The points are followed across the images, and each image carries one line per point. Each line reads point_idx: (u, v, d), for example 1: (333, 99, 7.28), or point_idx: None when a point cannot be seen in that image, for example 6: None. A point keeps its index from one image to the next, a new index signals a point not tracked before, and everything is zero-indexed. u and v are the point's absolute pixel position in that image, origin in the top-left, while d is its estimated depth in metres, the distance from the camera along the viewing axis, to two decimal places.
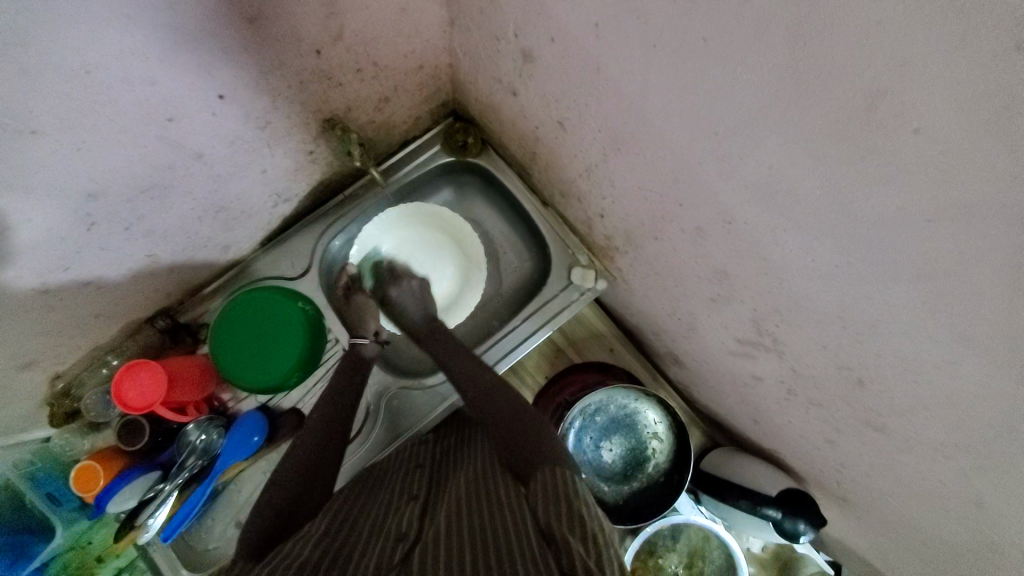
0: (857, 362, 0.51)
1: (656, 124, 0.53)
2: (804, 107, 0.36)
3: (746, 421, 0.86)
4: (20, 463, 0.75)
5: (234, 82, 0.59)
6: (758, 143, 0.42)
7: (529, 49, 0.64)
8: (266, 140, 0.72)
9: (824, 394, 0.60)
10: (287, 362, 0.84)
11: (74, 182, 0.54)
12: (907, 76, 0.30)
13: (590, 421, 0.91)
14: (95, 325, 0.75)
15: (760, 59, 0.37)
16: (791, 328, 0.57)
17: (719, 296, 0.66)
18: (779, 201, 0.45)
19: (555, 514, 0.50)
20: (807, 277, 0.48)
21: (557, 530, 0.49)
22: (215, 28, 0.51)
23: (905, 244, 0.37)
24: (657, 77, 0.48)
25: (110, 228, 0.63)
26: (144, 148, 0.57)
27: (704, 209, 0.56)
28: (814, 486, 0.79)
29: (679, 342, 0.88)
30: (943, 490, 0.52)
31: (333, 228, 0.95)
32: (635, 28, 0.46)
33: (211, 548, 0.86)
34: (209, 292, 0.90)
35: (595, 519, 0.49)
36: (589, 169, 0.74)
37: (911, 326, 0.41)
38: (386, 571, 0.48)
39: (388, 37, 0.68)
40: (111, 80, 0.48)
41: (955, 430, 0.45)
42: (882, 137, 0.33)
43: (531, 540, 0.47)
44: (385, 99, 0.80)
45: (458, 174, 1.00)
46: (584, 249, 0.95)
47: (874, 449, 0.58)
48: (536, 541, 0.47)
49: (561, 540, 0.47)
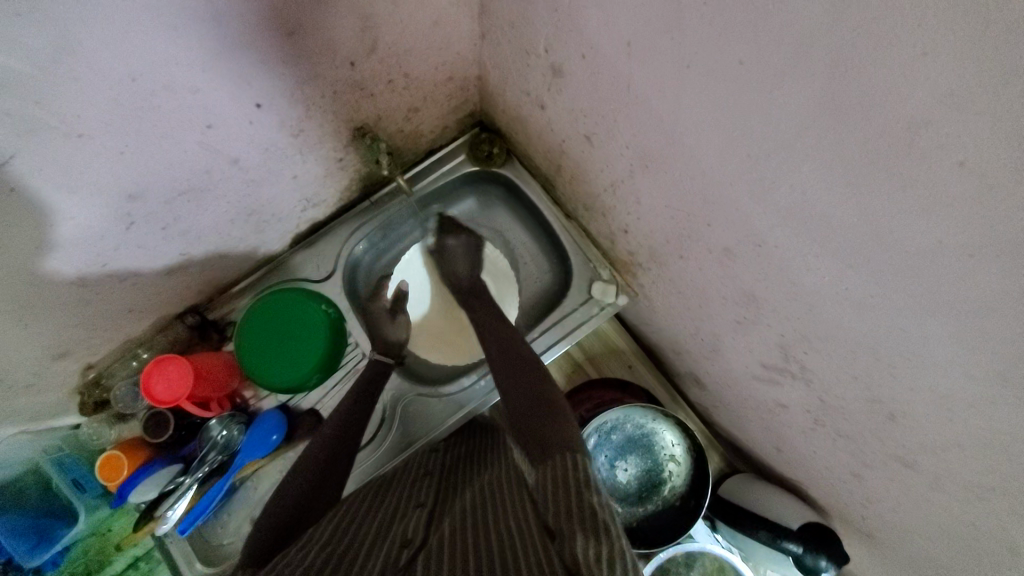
0: (889, 396, 0.49)
1: (685, 142, 0.52)
2: (841, 132, 0.35)
3: (768, 448, 0.84)
4: (50, 449, 0.77)
5: (270, 91, 0.61)
6: (792, 166, 0.41)
7: (559, 64, 0.64)
8: (299, 147, 0.74)
9: (852, 426, 0.58)
10: (308, 362, 0.85)
11: (117, 184, 0.57)
12: (952, 107, 0.28)
13: (606, 439, 0.89)
14: (129, 319, 0.78)
15: (797, 82, 0.36)
16: (820, 356, 0.55)
17: (744, 318, 0.65)
18: (812, 226, 0.43)
19: (554, 516, 0.49)
20: (838, 306, 0.47)
21: (555, 531, 0.48)
22: (255, 40, 0.53)
23: (944, 278, 0.35)
24: (689, 96, 0.47)
25: (148, 228, 0.65)
26: (183, 153, 0.60)
27: (732, 230, 0.54)
28: (838, 521, 0.76)
29: (701, 362, 0.85)
30: (979, 538, 0.49)
31: (358, 232, 0.97)
32: (668, 47, 0.45)
33: (225, 544, 0.87)
34: (236, 291, 0.93)
35: (597, 516, 0.48)
36: (614, 184, 0.73)
37: (949, 363, 0.39)
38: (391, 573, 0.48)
39: (420, 49, 0.69)
40: (155, 88, 0.50)
41: (993, 475, 0.43)
42: (924, 167, 0.32)
43: (532, 545, 0.47)
44: (415, 109, 0.82)
45: (483, 184, 1.01)
46: (606, 264, 0.94)
47: (904, 487, 0.56)
48: (538, 547, 0.46)
49: (559, 540, 0.46)
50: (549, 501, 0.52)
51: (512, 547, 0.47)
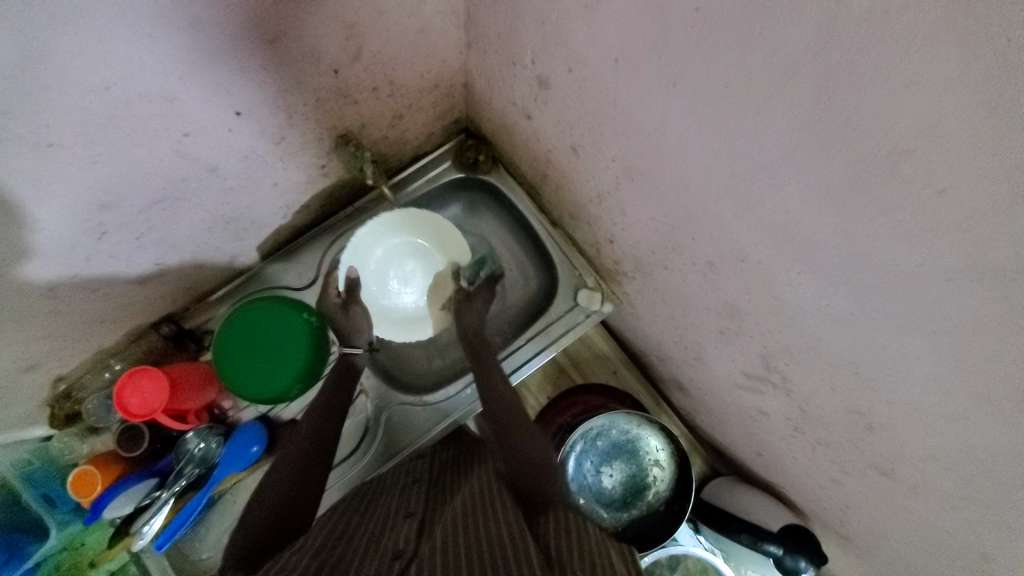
0: (867, 408, 0.50)
1: (672, 158, 0.52)
2: (824, 157, 0.36)
3: (749, 453, 0.85)
4: (18, 463, 0.74)
5: (251, 98, 0.60)
6: (776, 187, 0.42)
7: (546, 76, 0.64)
8: (280, 154, 0.72)
9: (831, 435, 0.59)
10: (289, 372, 0.83)
11: (89, 193, 0.54)
12: (932, 138, 0.29)
13: (591, 446, 0.90)
14: (101, 330, 0.75)
15: (783, 107, 0.36)
16: (801, 368, 0.56)
17: (727, 329, 0.66)
18: (795, 245, 0.44)
19: (559, 554, 0.49)
20: (819, 321, 0.48)
21: (558, 563, 0.48)
22: (236, 48, 0.51)
23: (923, 299, 0.36)
24: (676, 114, 0.47)
25: (121, 237, 0.63)
26: (160, 160, 0.58)
27: (716, 245, 0.55)
28: (817, 523, 0.78)
29: (685, 369, 0.87)
30: (951, 542, 0.51)
31: (341, 239, 0.95)
32: (655, 67, 0.46)
33: (203, 557, 0.85)
34: (215, 299, 0.90)
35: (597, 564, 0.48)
36: (601, 195, 0.73)
37: (926, 379, 0.41)
38: None
39: (406, 57, 0.68)
40: (130, 96, 0.48)
41: (967, 484, 0.44)
42: (905, 194, 0.32)
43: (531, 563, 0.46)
44: (400, 116, 0.80)
45: (469, 190, 1.01)
46: (591, 271, 0.95)
47: (882, 494, 0.57)
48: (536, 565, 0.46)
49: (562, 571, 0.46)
50: (557, 544, 0.52)
51: (509, 562, 0.46)
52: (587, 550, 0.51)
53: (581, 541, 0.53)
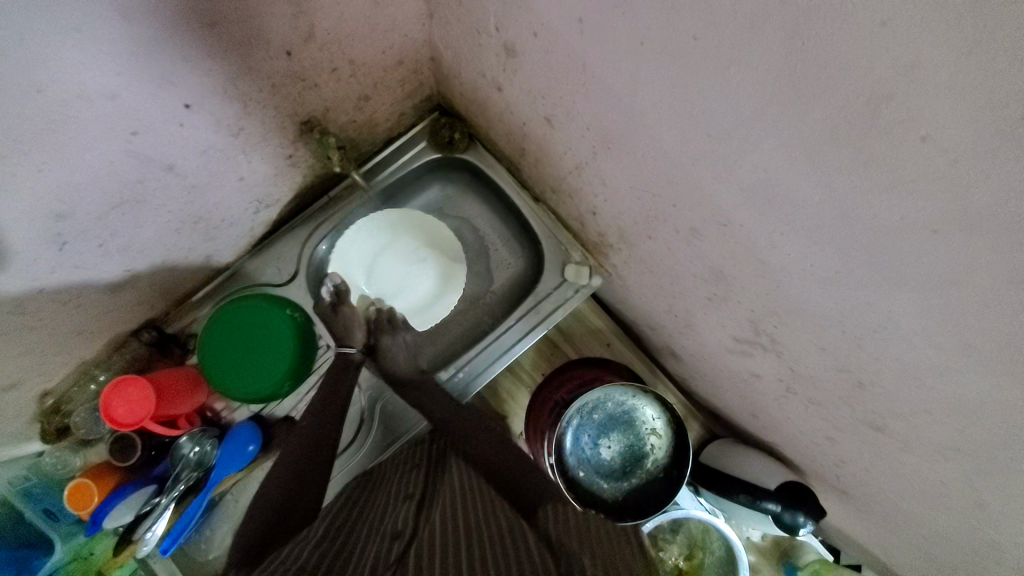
0: (857, 365, 0.49)
1: (646, 123, 0.50)
2: (802, 111, 0.34)
3: (745, 415, 0.85)
4: (16, 480, 0.73)
5: (201, 89, 0.56)
6: (754, 145, 0.40)
7: (512, 43, 0.61)
8: (242, 146, 0.69)
9: (823, 394, 0.59)
10: (277, 370, 0.81)
11: (40, 203, 0.52)
12: (913, 80, 0.27)
13: (587, 420, 0.90)
14: (80, 342, 0.73)
15: (755, 60, 0.34)
16: (789, 329, 0.55)
17: (715, 295, 0.65)
18: (776, 206, 0.42)
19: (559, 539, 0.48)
20: (805, 281, 0.47)
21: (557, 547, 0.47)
22: (178, 35, 0.48)
23: (908, 252, 0.35)
24: (646, 74, 0.45)
25: (83, 246, 0.61)
26: (109, 163, 0.55)
27: (697, 210, 0.53)
28: (812, 478, 0.79)
29: (677, 338, 0.86)
30: (944, 490, 0.51)
31: (319, 231, 0.93)
32: (620, 24, 0.43)
33: (208, 558, 0.86)
34: (195, 301, 0.89)
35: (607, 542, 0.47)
36: (579, 166, 0.71)
37: (914, 333, 0.40)
38: (383, 567, 0.47)
39: (363, 32, 0.64)
40: (66, 98, 0.45)
41: (958, 434, 0.44)
42: (886, 143, 0.31)
43: (530, 549, 0.47)
44: (366, 97, 0.77)
45: (446, 171, 0.98)
46: (577, 246, 0.93)
47: (875, 448, 0.57)
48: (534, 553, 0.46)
49: (559, 553, 0.46)
50: (558, 531, 0.51)
51: (508, 551, 0.47)
52: (592, 539, 0.49)
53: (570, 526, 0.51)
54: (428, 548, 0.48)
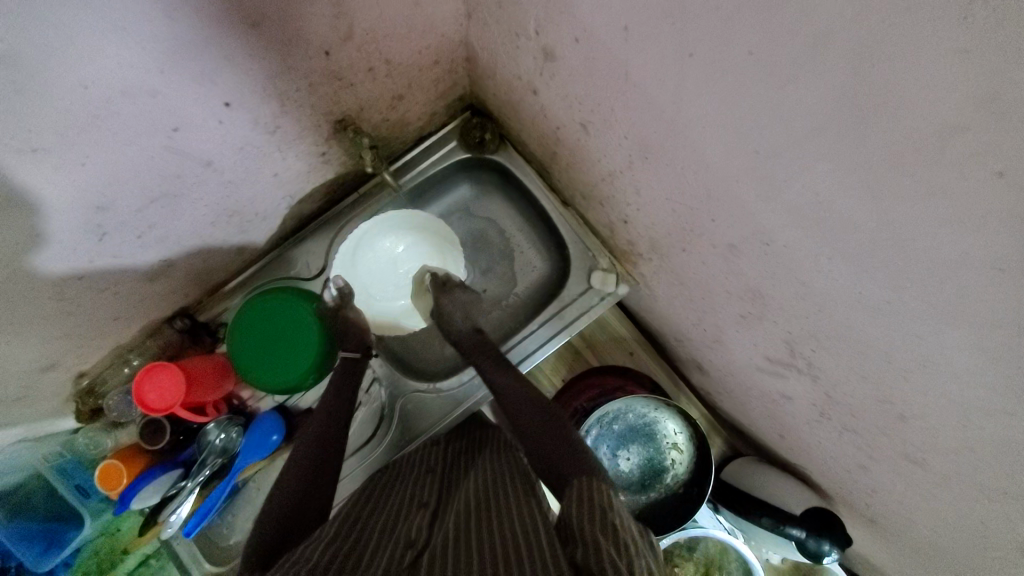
0: (901, 399, 0.47)
1: (688, 136, 0.49)
2: (862, 135, 0.32)
3: (771, 435, 0.83)
4: (50, 456, 0.77)
5: (239, 87, 0.57)
6: (807, 165, 0.38)
7: (550, 47, 0.59)
8: (276, 144, 0.70)
9: (859, 422, 0.56)
10: (301, 363, 0.82)
11: (82, 197, 0.53)
12: (994, 111, 0.25)
13: (607, 430, 0.88)
14: (116, 327, 0.76)
15: (815, 79, 0.32)
16: (827, 354, 0.53)
17: (749, 313, 0.62)
18: (824, 229, 0.40)
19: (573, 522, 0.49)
20: (850, 308, 0.44)
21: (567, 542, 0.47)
22: (218, 34, 0.48)
23: (973, 289, 0.32)
24: (692, 87, 0.43)
25: (122, 236, 0.62)
26: (150, 159, 0.56)
27: (738, 226, 0.51)
28: (840, 505, 0.76)
29: (704, 352, 0.84)
30: (987, 534, 0.48)
31: (347, 227, 0.93)
32: (667, 34, 0.41)
33: (231, 543, 0.89)
34: (227, 291, 0.90)
35: (612, 530, 0.47)
36: (612, 174, 0.69)
37: (968, 373, 0.37)
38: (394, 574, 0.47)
39: (399, 33, 0.64)
40: (111, 95, 0.46)
41: (1007, 480, 0.41)
42: (955, 175, 0.29)
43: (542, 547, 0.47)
44: (399, 97, 0.77)
45: (475, 171, 0.97)
46: (605, 253, 0.91)
47: (912, 483, 0.54)
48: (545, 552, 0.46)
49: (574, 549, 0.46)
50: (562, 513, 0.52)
51: (518, 551, 0.47)
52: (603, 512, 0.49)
53: (590, 500, 0.52)
54: (439, 556, 0.48)
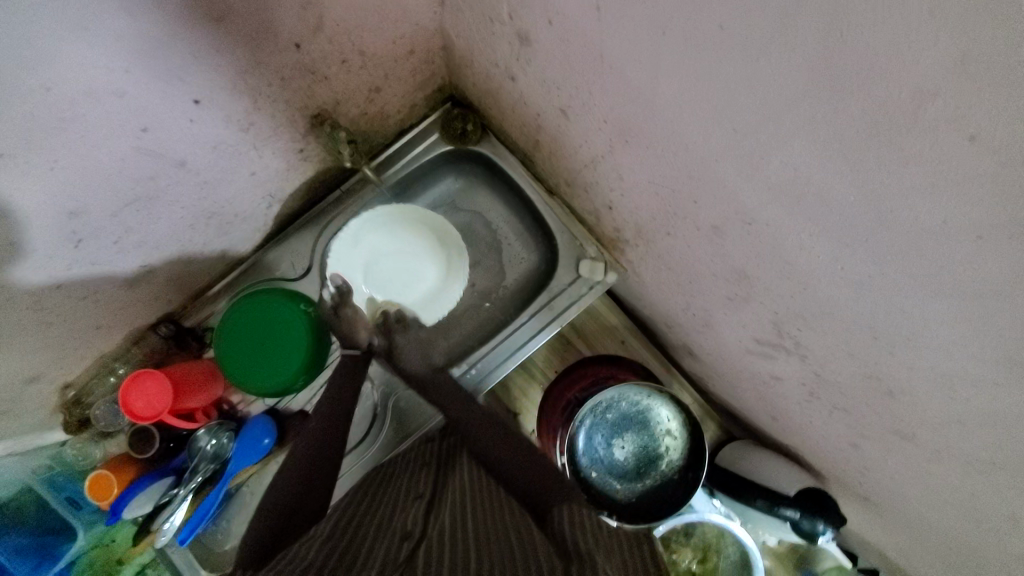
0: (888, 374, 0.46)
1: (666, 116, 0.48)
2: (836, 105, 0.31)
3: (764, 416, 0.83)
4: (39, 469, 0.77)
5: (209, 84, 0.56)
6: (783, 139, 0.37)
7: (526, 32, 0.58)
8: (252, 141, 0.69)
9: (848, 399, 0.56)
10: (290, 365, 0.81)
11: (54, 202, 0.52)
12: (964, 73, 0.25)
13: (600, 419, 0.88)
14: (98, 336, 0.75)
15: (787, 48, 0.32)
16: (813, 332, 0.53)
17: (736, 295, 0.62)
18: (804, 204, 0.40)
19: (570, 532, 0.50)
20: (833, 285, 0.44)
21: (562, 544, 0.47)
22: (184, 30, 0.47)
23: (953, 258, 0.32)
24: (667, 64, 0.42)
25: (98, 242, 0.61)
26: (121, 160, 0.55)
27: (719, 206, 0.51)
28: (834, 483, 0.76)
29: (694, 336, 0.84)
30: (976, 505, 0.48)
31: (331, 226, 0.92)
32: (639, 10, 0.41)
33: (226, 548, 0.88)
34: (211, 295, 0.89)
35: None
36: (595, 160, 0.69)
37: (951, 344, 0.37)
38: (392, 568, 0.46)
39: (372, 23, 0.63)
40: (75, 96, 0.45)
41: (994, 449, 0.41)
42: (929, 141, 0.28)
43: (538, 548, 0.47)
44: (376, 89, 0.76)
45: (458, 164, 0.96)
46: (592, 241, 0.91)
47: (902, 457, 0.55)
48: (542, 553, 0.46)
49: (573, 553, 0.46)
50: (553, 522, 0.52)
51: (514, 553, 0.47)
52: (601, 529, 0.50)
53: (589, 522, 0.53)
54: (437, 551, 0.47)
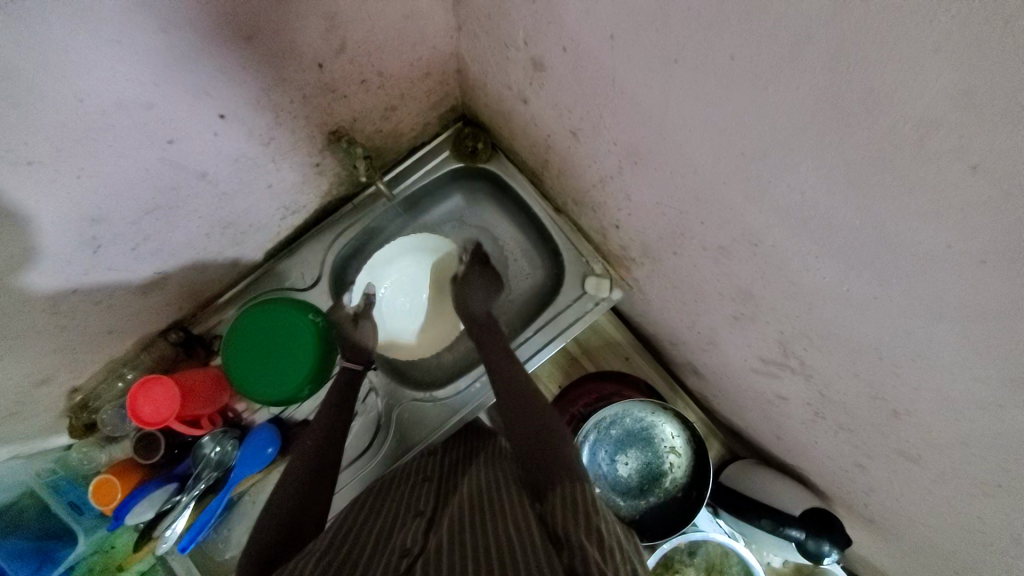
0: (892, 394, 0.47)
1: (676, 140, 0.50)
2: (842, 134, 0.33)
3: (768, 436, 0.83)
4: (42, 473, 0.76)
5: (235, 99, 0.58)
6: (791, 165, 0.38)
7: (540, 57, 0.61)
8: (271, 155, 0.70)
9: (853, 420, 0.57)
10: (298, 372, 0.82)
11: (78, 209, 0.54)
12: (965, 107, 0.26)
13: (604, 434, 0.88)
14: (110, 341, 0.75)
15: (795, 79, 0.33)
16: (818, 353, 0.54)
17: (741, 314, 0.63)
18: (810, 226, 0.41)
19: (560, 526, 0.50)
20: (839, 305, 0.45)
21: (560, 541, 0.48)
22: (213, 47, 0.49)
23: (956, 282, 0.33)
24: (678, 92, 0.44)
25: (117, 249, 0.63)
26: (146, 170, 0.56)
27: (726, 228, 0.52)
28: (839, 505, 0.76)
29: (699, 355, 0.84)
30: (983, 529, 0.48)
31: (342, 238, 0.94)
32: (653, 41, 0.42)
33: (226, 557, 0.88)
34: (220, 303, 0.90)
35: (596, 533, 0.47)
36: (603, 180, 0.71)
37: (954, 364, 0.38)
38: None
39: (391, 45, 0.65)
40: (107, 107, 0.46)
41: (1000, 471, 0.42)
42: (933, 170, 0.29)
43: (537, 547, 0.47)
44: (392, 107, 0.78)
45: (469, 180, 0.98)
46: (598, 258, 0.92)
47: (908, 479, 0.55)
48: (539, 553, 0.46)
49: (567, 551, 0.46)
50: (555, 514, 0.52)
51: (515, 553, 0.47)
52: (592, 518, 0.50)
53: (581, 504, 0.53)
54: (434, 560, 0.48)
